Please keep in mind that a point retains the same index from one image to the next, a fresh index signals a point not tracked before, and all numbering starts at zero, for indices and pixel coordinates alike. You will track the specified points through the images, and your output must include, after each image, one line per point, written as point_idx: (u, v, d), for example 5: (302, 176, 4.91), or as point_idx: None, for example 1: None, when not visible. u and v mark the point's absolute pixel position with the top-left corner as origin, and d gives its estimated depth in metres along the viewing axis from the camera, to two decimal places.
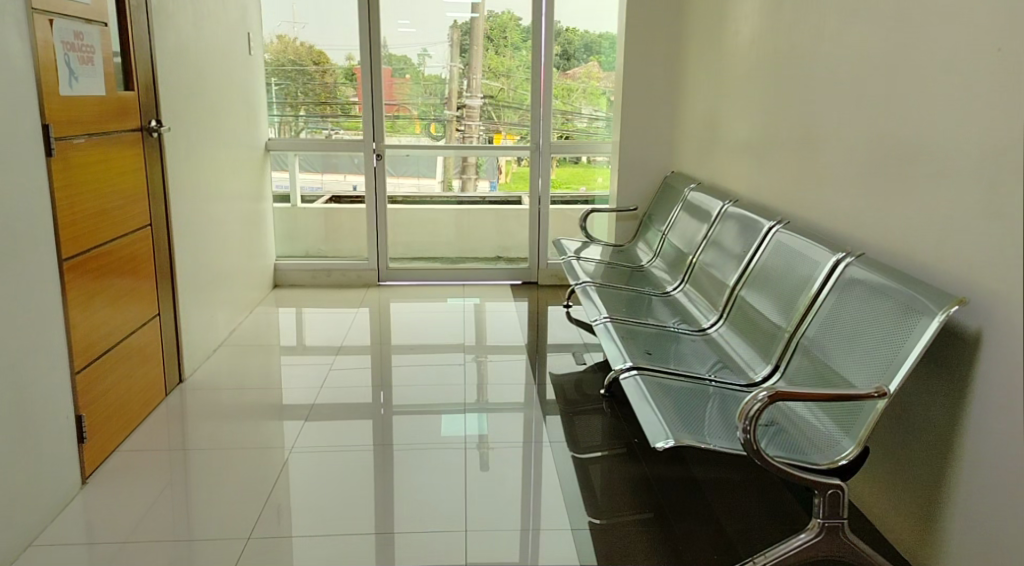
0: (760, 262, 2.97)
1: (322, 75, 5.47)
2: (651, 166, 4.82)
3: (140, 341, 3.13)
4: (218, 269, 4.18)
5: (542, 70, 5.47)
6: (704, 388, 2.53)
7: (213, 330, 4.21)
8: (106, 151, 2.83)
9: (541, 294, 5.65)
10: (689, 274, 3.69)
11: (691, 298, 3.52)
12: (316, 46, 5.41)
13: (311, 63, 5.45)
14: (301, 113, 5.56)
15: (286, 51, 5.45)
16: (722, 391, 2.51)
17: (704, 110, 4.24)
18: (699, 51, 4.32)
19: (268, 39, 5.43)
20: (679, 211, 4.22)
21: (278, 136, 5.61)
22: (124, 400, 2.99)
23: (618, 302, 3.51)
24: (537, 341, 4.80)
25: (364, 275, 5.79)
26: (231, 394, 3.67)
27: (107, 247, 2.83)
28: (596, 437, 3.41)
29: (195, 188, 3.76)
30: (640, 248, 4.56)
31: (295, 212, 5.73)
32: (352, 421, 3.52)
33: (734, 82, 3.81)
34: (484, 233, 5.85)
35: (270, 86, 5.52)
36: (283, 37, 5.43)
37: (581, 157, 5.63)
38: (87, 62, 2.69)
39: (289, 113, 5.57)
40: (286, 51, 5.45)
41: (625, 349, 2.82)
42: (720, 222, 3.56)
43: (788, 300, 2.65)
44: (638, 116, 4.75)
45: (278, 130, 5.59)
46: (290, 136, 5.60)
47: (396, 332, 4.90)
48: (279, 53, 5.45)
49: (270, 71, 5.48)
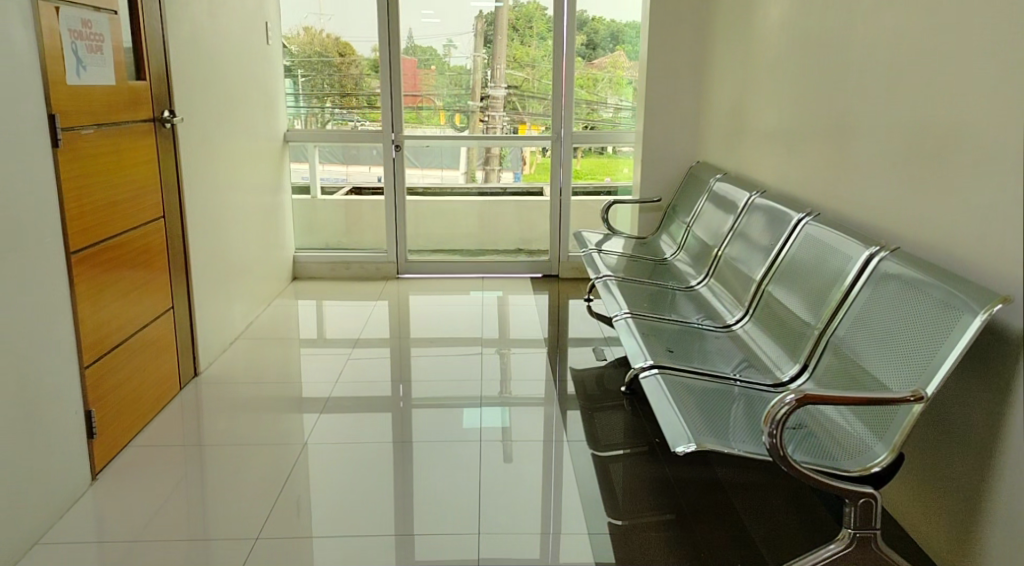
0: (788, 256, 2.85)
1: (346, 67, 5.40)
2: (677, 156, 4.69)
3: (153, 335, 3.09)
4: (235, 262, 4.15)
5: (567, 60, 5.35)
6: (728, 388, 2.42)
7: (230, 322, 4.17)
8: (116, 142, 2.78)
9: (562, 287, 5.55)
10: (714, 268, 3.57)
11: (716, 293, 3.41)
12: (341, 38, 5.35)
13: (337, 54, 5.39)
14: (326, 104, 5.50)
15: (311, 44, 5.40)
16: (746, 392, 2.40)
17: (731, 98, 4.11)
18: (727, 38, 4.18)
19: (294, 31, 5.38)
20: (704, 203, 4.10)
21: (302, 127, 5.56)
22: (137, 394, 2.96)
23: (640, 298, 3.41)
24: (557, 335, 4.71)
25: (383, 268, 5.74)
26: (248, 388, 3.63)
27: (117, 239, 2.78)
28: (616, 435, 3.32)
29: (210, 181, 3.72)
30: (664, 241, 4.45)
31: (315, 203, 5.69)
32: (368, 415, 3.46)
33: (763, 68, 3.67)
34: (505, 225, 5.76)
35: (296, 78, 5.47)
36: (309, 29, 5.37)
37: (605, 147, 5.50)
38: (96, 51, 2.64)
39: (315, 105, 5.52)
40: (312, 44, 5.40)
41: (646, 347, 2.71)
42: (747, 214, 3.44)
43: (817, 296, 2.53)
44: (663, 106, 4.63)
45: (303, 122, 5.55)
46: (316, 129, 5.55)
47: (414, 326, 4.83)
48: (305, 45, 5.40)
49: (296, 64, 5.43)
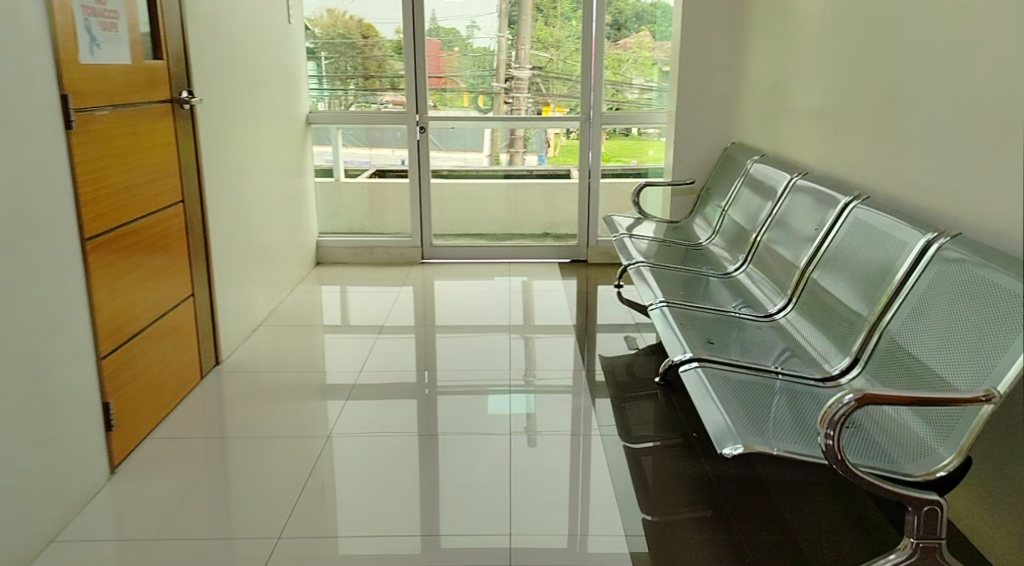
0: (836, 241, 2.69)
1: (369, 49, 5.28)
2: (711, 136, 4.52)
3: (173, 322, 3.02)
4: (257, 246, 4.07)
5: (592, 41, 5.18)
6: (774, 382, 2.28)
7: (253, 308, 4.09)
8: (132, 124, 2.69)
9: (590, 273, 5.41)
10: (753, 254, 3.41)
11: (756, 280, 3.26)
12: (365, 19, 5.22)
13: (360, 36, 5.26)
14: (350, 87, 5.39)
15: (335, 26, 5.28)
16: (794, 386, 2.26)
17: (769, 75, 3.93)
18: (765, 12, 3.99)
19: (317, 13, 5.26)
20: (740, 185, 3.93)
21: (326, 109, 5.45)
22: (157, 384, 2.89)
23: (675, 285, 3.26)
24: (586, 322, 4.57)
25: (408, 253, 5.63)
26: (270, 376, 3.55)
27: (134, 225, 2.70)
28: (649, 426, 3.20)
29: (231, 165, 3.62)
30: (698, 225, 4.29)
31: (339, 187, 5.59)
32: (393, 403, 3.37)
33: (805, 43, 3.49)
34: (532, 209, 5.62)
35: (319, 60, 5.35)
36: (333, 11, 5.25)
37: (630, 128, 5.33)
38: (110, 28, 2.54)
39: (339, 87, 5.40)
40: (335, 26, 5.28)
41: (684, 339, 2.58)
42: (788, 197, 3.27)
43: (869, 284, 2.37)
44: (697, 84, 4.44)
45: (327, 104, 5.44)
46: (341, 111, 5.44)
47: (439, 312, 4.72)
48: (328, 27, 5.28)
49: (319, 46, 5.32)
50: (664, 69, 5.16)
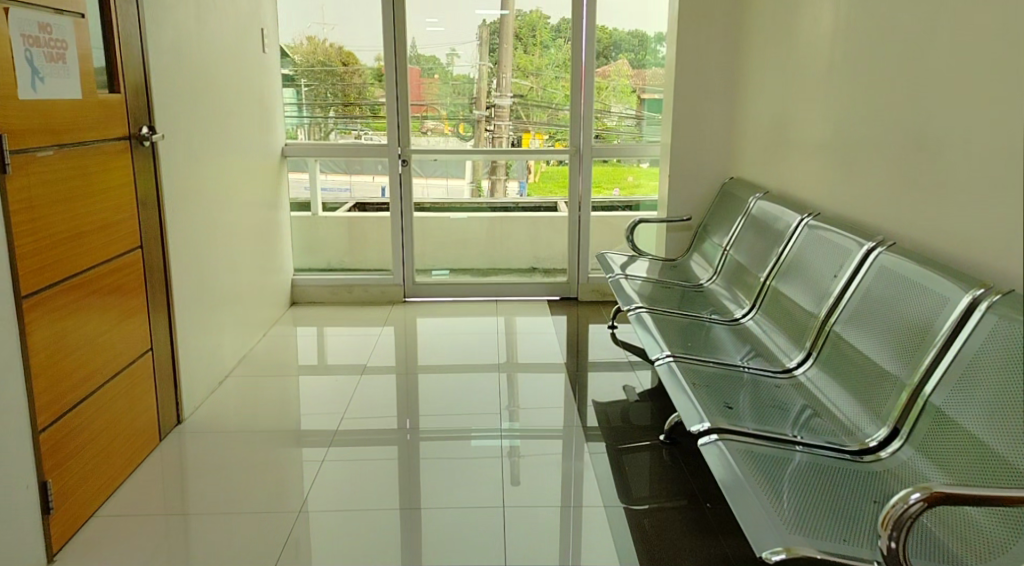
0: (859, 292, 2.48)
1: (350, 77, 5.03)
2: (708, 170, 4.32)
3: (127, 383, 2.72)
4: (226, 290, 3.78)
5: (580, 71, 4.99)
6: (810, 459, 2.04)
7: (221, 357, 3.79)
8: (82, 164, 2.42)
9: (580, 311, 5.16)
10: (761, 299, 3.19)
11: (766, 327, 3.03)
12: (345, 47, 4.99)
13: (340, 64, 5.02)
14: (330, 114, 5.13)
15: (315, 54, 5.04)
16: (831, 464, 2.02)
17: (770, 108, 3.75)
18: (765, 42, 3.82)
19: (297, 41, 5.01)
20: (743, 223, 3.73)
21: (309, 138, 5.19)
22: (105, 454, 2.58)
23: (679, 334, 3.02)
24: (578, 366, 4.30)
25: (388, 291, 5.34)
26: (237, 435, 3.24)
27: (83, 277, 2.42)
28: (652, 485, 2.93)
29: (196, 205, 3.35)
30: (697, 264, 4.07)
31: (316, 221, 5.32)
32: (372, 462, 3.07)
33: (810, 75, 3.31)
34: (518, 243, 5.38)
35: (300, 88, 5.11)
36: (313, 39, 5.02)
37: (609, 158, 5.13)
38: (57, 60, 2.27)
39: (318, 115, 5.15)
40: (315, 54, 5.04)
41: (698, 401, 2.33)
42: (799, 239, 3.06)
43: (904, 344, 2.15)
44: (692, 116, 4.25)
45: (307, 132, 5.19)
46: (320, 140, 5.20)
47: (420, 354, 4.45)
48: (308, 56, 5.04)
49: (298, 74, 5.08)
50: (644, 97, 5.04)
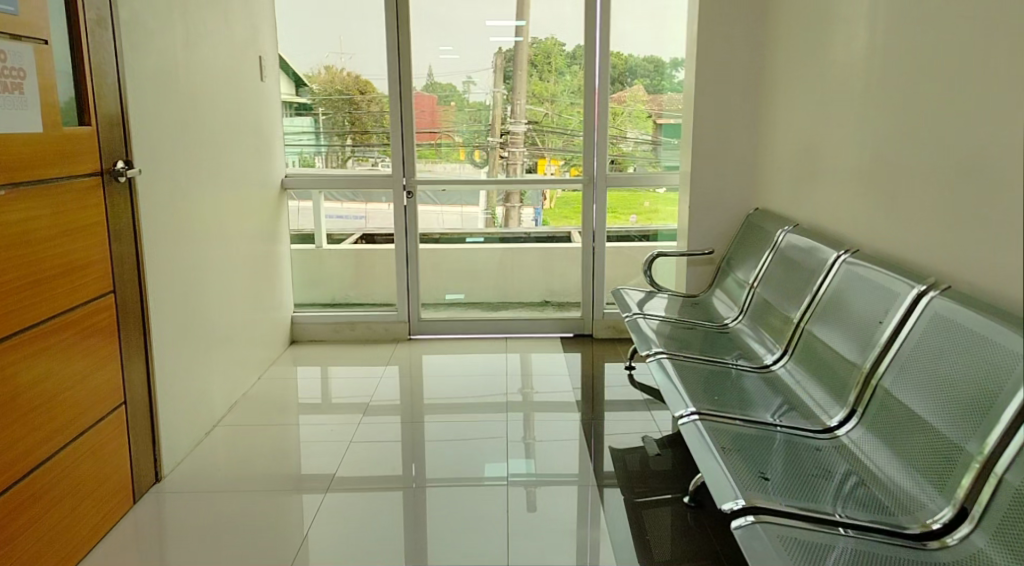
0: (910, 343, 2.21)
1: (368, 105, 4.83)
2: (731, 200, 4.05)
3: (94, 442, 2.48)
4: (216, 332, 3.55)
5: (594, 96, 4.77)
6: (866, 550, 1.76)
7: (212, 403, 3.54)
8: (40, 204, 2.21)
9: (596, 349, 4.88)
10: (795, 344, 2.90)
11: (800, 376, 2.75)
12: (361, 75, 4.80)
13: (356, 93, 4.82)
14: (348, 141, 4.90)
15: (333, 83, 4.84)
16: (892, 556, 1.74)
17: (798, 135, 3.49)
18: (792, 64, 3.57)
19: (315, 70, 4.84)
20: (771, 258, 3.45)
21: (327, 165, 4.97)
22: (65, 524, 2.34)
23: (703, 383, 2.75)
24: (592, 411, 4.01)
25: (393, 328, 5.09)
26: (223, 494, 2.98)
27: (40, 328, 2.21)
28: (673, 556, 2.63)
29: (181, 244, 3.12)
30: (722, 302, 3.80)
31: (321, 254, 5.09)
32: (365, 531, 2.79)
33: (843, 99, 3.05)
34: (531, 276, 5.12)
35: (319, 116, 4.92)
36: (331, 68, 4.82)
37: (626, 186, 4.88)
38: (12, 90, 2.06)
39: (336, 142, 4.92)
40: (333, 83, 4.84)
41: (730, 472, 2.05)
42: (835, 278, 2.79)
43: (971, 408, 1.89)
44: (713, 144, 4.00)
45: (325, 159, 4.96)
46: (338, 167, 4.95)
47: (426, 397, 4.18)
48: (326, 84, 4.85)
49: (317, 102, 4.89)
50: (659, 122, 4.80)
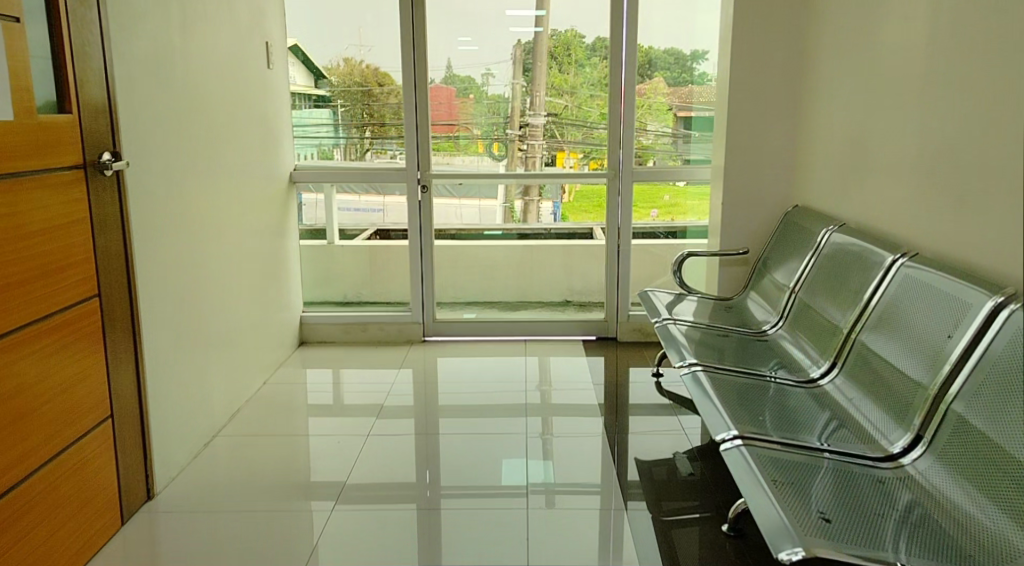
0: (988, 362, 1.94)
1: (387, 97, 4.60)
2: (767, 196, 3.77)
3: (76, 461, 2.27)
4: (217, 336, 3.34)
5: (619, 88, 4.50)
6: None
7: (212, 411, 3.33)
8: (13, 201, 2.00)
9: (620, 353, 4.62)
10: (845, 357, 2.62)
11: (852, 393, 2.47)
12: (381, 67, 4.56)
13: (374, 85, 4.59)
14: (367, 133, 4.65)
15: (352, 76, 4.60)
16: None
17: (843, 125, 3.21)
18: (837, 48, 3.28)
19: (334, 62, 4.60)
20: (814, 259, 3.17)
21: (345, 158, 4.73)
22: (44, 550, 2.12)
23: (743, 400, 2.48)
24: (617, 419, 3.75)
25: (407, 330, 4.86)
26: (222, 510, 2.77)
27: (12, 337, 1.99)
28: None
29: (176, 244, 2.90)
30: (760, 307, 3.52)
31: (332, 250, 4.86)
32: (374, 551, 2.56)
33: (898, 86, 2.77)
34: (551, 275, 4.87)
35: (337, 108, 4.67)
36: (350, 60, 4.58)
37: (653, 181, 4.60)
38: None
39: (354, 134, 4.68)
40: (353, 76, 4.60)
41: (784, 511, 1.79)
42: (891, 283, 2.51)
43: None
44: (749, 136, 3.72)
45: (343, 152, 4.72)
46: (357, 159, 4.70)
47: (440, 403, 3.94)
48: (345, 77, 4.61)
49: (334, 94, 4.65)
50: (680, 115, 4.52)
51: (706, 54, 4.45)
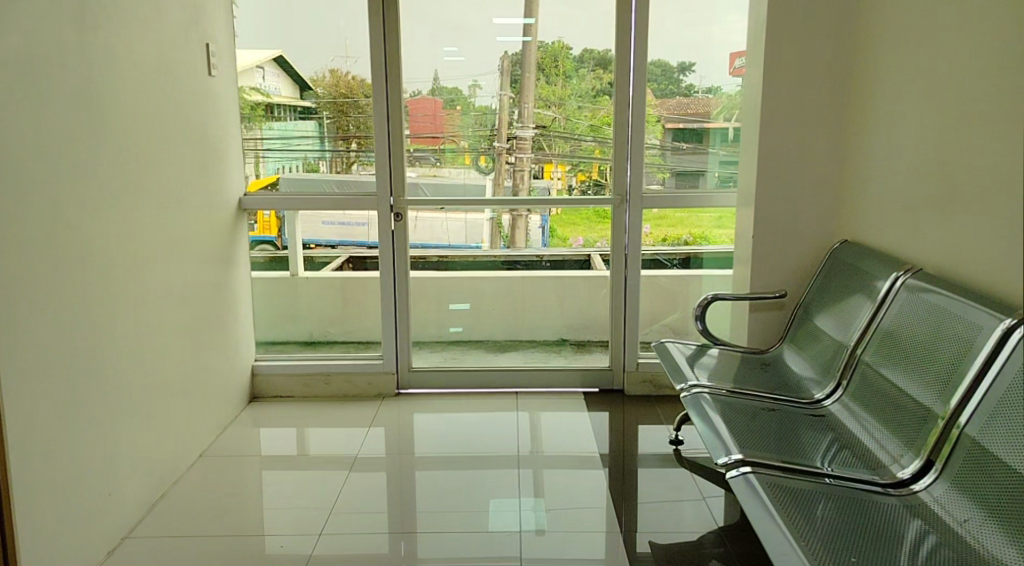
0: None
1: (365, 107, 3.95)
2: (805, 226, 3.15)
3: None
4: (131, 403, 2.67)
5: (625, 99, 3.87)
6: None
7: (123, 496, 2.66)
8: None
9: (626, 409, 3.96)
10: (944, 455, 1.97)
11: (966, 513, 1.82)
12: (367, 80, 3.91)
13: (361, 97, 3.94)
14: (353, 147, 4.00)
15: (337, 88, 3.94)
16: None
17: (907, 144, 2.59)
18: (899, 50, 2.67)
19: (317, 72, 3.94)
20: (880, 311, 2.52)
21: (331, 171, 4.04)
22: None
23: (817, 521, 1.80)
24: (625, 484, 3.09)
25: (377, 382, 4.19)
26: None
27: None
28: None
29: (60, 295, 2.25)
30: (806, 366, 2.85)
31: (297, 284, 4.19)
32: None
33: (993, 95, 2.15)
34: (544, 313, 4.23)
35: (322, 119, 4.00)
36: (335, 72, 3.93)
37: (659, 204, 3.97)
38: None
39: (340, 147, 4.01)
40: (338, 88, 3.94)
41: None
42: (1013, 362, 1.87)
43: None
44: (786, 160, 3.11)
45: (329, 165, 4.04)
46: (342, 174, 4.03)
47: (416, 465, 3.28)
48: (330, 90, 3.95)
49: (319, 106, 3.98)
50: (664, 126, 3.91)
51: (693, 66, 3.85)
